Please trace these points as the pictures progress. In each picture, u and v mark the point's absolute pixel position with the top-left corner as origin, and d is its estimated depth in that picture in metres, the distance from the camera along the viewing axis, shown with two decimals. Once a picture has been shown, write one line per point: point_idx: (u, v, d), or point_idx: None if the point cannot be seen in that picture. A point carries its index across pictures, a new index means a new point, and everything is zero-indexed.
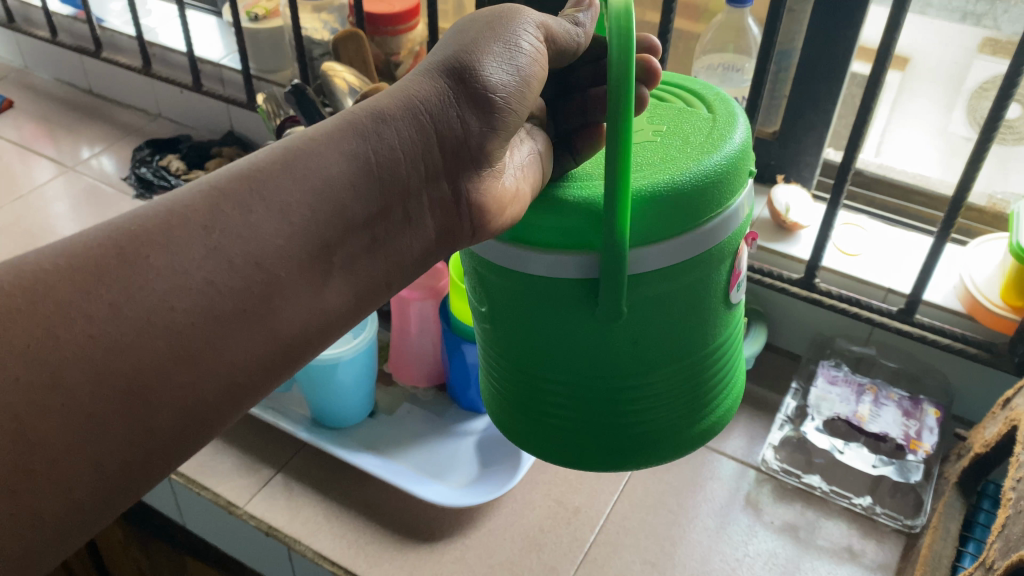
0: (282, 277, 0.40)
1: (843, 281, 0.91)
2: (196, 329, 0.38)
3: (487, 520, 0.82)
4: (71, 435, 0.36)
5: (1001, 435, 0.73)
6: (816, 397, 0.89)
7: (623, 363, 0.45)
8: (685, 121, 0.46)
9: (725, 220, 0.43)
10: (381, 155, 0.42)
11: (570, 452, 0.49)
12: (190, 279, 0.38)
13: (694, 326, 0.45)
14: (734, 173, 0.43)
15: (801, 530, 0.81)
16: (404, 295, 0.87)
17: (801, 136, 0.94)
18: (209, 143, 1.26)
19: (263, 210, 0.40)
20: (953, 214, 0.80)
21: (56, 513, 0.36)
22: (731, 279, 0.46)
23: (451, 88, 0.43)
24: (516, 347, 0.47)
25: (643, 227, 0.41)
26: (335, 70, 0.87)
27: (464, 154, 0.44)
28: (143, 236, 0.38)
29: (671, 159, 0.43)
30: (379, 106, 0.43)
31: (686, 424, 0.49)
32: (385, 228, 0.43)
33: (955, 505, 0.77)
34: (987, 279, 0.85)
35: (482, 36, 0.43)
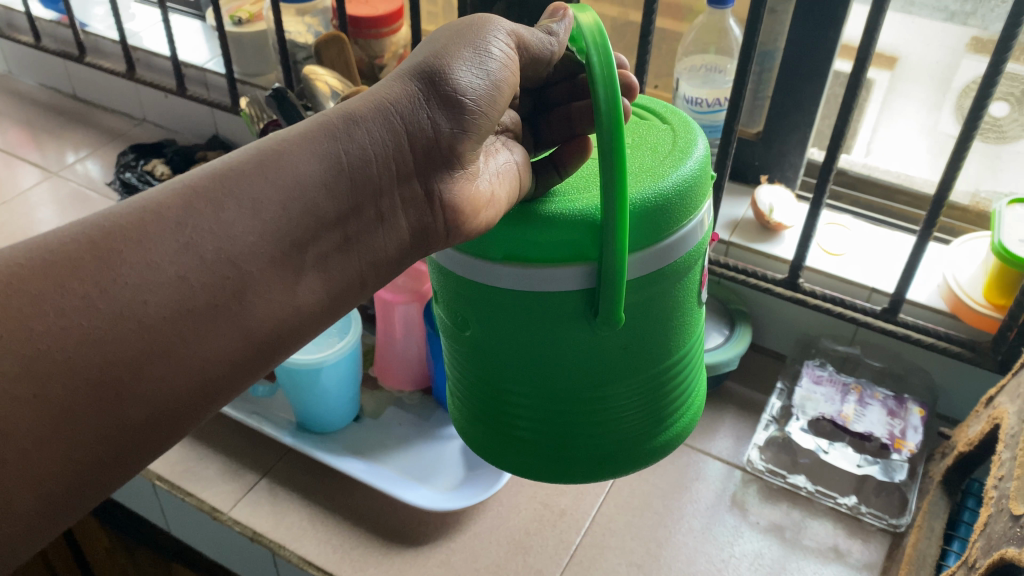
0: (251, 274, 0.40)
1: (827, 281, 0.91)
2: (168, 324, 0.38)
3: (472, 523, 0.82)
4: (43, 427, 0.35)
5: (984, 433, 0.73)
6: (801, 397, 0.89)
7: (594, 370, 0.45)
8: (652, 134, 0.47)
9: (699, 220, 0.45)
10: (351, 157, 0.42)
11: (542, 464, 0.48)
12: (163, 273, 0.38)
13: (664, 332, 0.46)
14: (705, 175, 0.45)
15: (787, 530, 0.81)
16: (388, 299, 0.87)
17: (785, 136, 0.94)
18: (194, 148, 1.25)
19: (235, 207, 0.39)
20: (935, 213, 0.80)
21: (27, 505, 0.36)
22: (700, 280, 0.48)
23: (421, 91, 0.42)
24: (487, 360, 0.46)
25: (633, 234, 0.42)
26: (317, 73, 0.86)
27: (436, 155, 0.43)
28: (116, 230, 0.38)
29: (650, 167, 0.44)
30: (349, 109, 0.42)
31: (654, 430, 0.49)
32: (358, 227, 0.43)
33: (939, 504, 0.77)
34: (970, 278, 0.85)
35: (453, 42, 0.43)
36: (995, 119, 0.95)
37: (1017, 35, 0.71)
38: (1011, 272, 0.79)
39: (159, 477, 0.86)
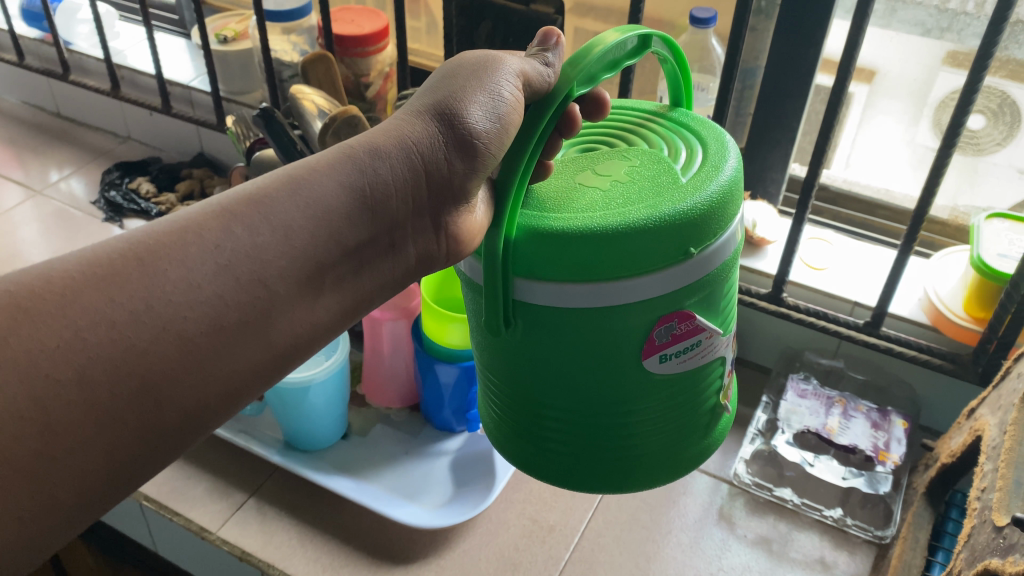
0: (276, 295, 0.43)
1: (811, 295, 0.92)
2: (203, 337, 0.41)
3: (461, 540, 0.82)
4: (89, 427, 0.38)
5: (966, 445, 0.74)
6: (786, 410, 0.90)
7: (521, 374, 0.47)
8: (651, 178, 0.45)
9: (626, 283, 0.43)
10: (374, 190, 0.45)
11: (500, 435, 0.53)
12: (202, 292, 0.41)
13: (586, 370, 0.45)
14: (650, 242, 0.42)
15: (774, 543, 0.82)
16: (376, 316, 0.87)
17: (767, 152, 0.96)
18: (179, 165, 1.26)
19: (269, 233, 0.42)
20: (916, 228, 0.82)
21: (69, 497, 0.39)
22: (645, 343, 0.45)
23: (440, 131, 0.45)
24: (487, 358, 0.49)
25: (537, 263, 0.43)
26: (304, 93, 0.87)
27: (448, 191, 0.46)
28: (157, 248, 0.41)
29: (594, 211, 0.43)
30: (375, 143, 0.45)
31: (586, 457, 0.49)
32: (373, 253, 0.46)
33: (923, 515, 0.78)
34: (950, 292, 0.86)
35: (468, 84, 0.45)
36: (972, 131, 0.96)
37: (993, 52, 0.73)
38: (989, 287, 0.80)
39: (146, 497, 0.85)
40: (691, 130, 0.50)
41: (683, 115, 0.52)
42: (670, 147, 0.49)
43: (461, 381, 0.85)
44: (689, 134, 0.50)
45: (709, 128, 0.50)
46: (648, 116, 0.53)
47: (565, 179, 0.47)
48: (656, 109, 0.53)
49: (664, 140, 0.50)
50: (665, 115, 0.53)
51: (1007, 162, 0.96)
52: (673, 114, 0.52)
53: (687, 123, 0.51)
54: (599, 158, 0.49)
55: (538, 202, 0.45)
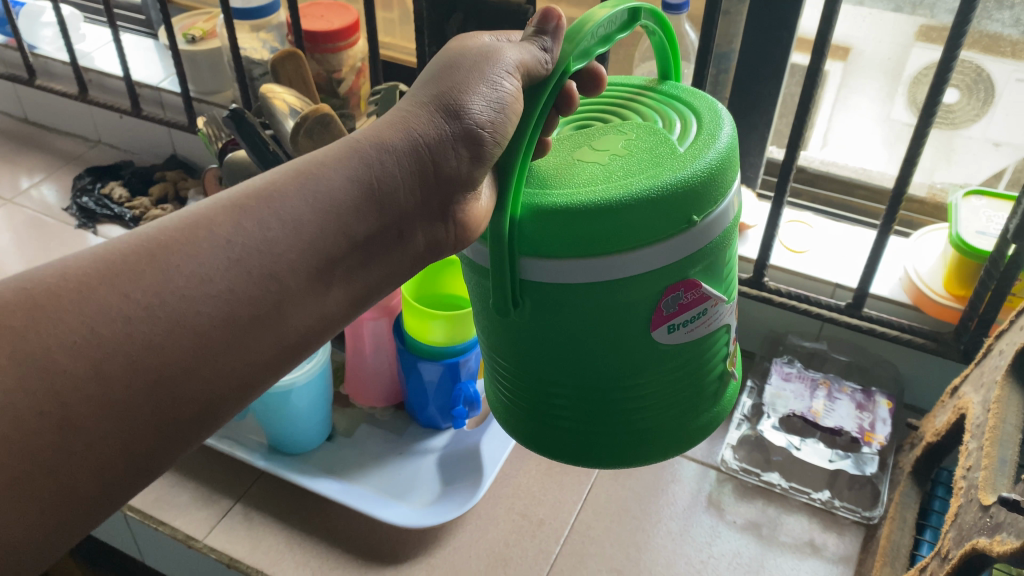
0: (287, 288, 0.42)
1: (791, 278, 0.92)
2: (217, 331, 0.40)
3: (451, 538, 0.82)
4: (107, 420, 0.37)
5: (951, 424, 0.74)
6: (771, 395, 0.90)
7: (528, 354, 0.47)
8: (649, 150, 0.45)
9: (634, 256, 0.42)
10: (382, 182, 0.44)
11: (509, 414, 0.53)
12: (213, 285, 0.40)
13: (596, 345, 0.45)
14: (656, 212, 0.41)
15: (763, 527, 0.82)
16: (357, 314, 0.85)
17: (743, 138, 0.95)
18: (152, 168, 1.25)
19: (279, 227, 0.41)
20: (895, 206, 0.82)
21: (91, 489, 0.38)
22: (652, 314, 0.44)
23: (445, 123, 0.44)
24: (492, 339, 0.49)
25: (542, 240, 0.42)
26: (274, 92, 0.85)
27: (456, 183, 0.45)
28: (167, 244, 0.40)
29: (597, 185, 0.43)
30: (381, 136, 0.44)
31: (598, 433, 0.49)
32: (381, 245, 0.45)
33: (911, 494, 0.78)
34: (930, 270, 0.86)
35: (470, 74, 0.45)
36: (948, 105, 0.96)
37: (967, 30, 0.72)
38: (969, 265, 0.80)
39: (130, 508, 0.84)
40: (682, 101, 0.50)
41: (672, 87, 0.52)
42: (664, 119, 0.48)
43: (445, 378, 0.84)
44: (681, 106, 0.49)
45: (700, 97, 0.49)
46: (636, 90, 0.53)
47: (563, 156, 0.47)
48: (646, 83, 0.53)
49: (656, 112, 0.49)
50: (654, 88, 0.52)
51: (982, 135, 0.97)
52: (663, 87, 0.52)
53: (677, 94, 0.51)
54: (594, 134, 0.48)
55: (538, 181, 0.44)
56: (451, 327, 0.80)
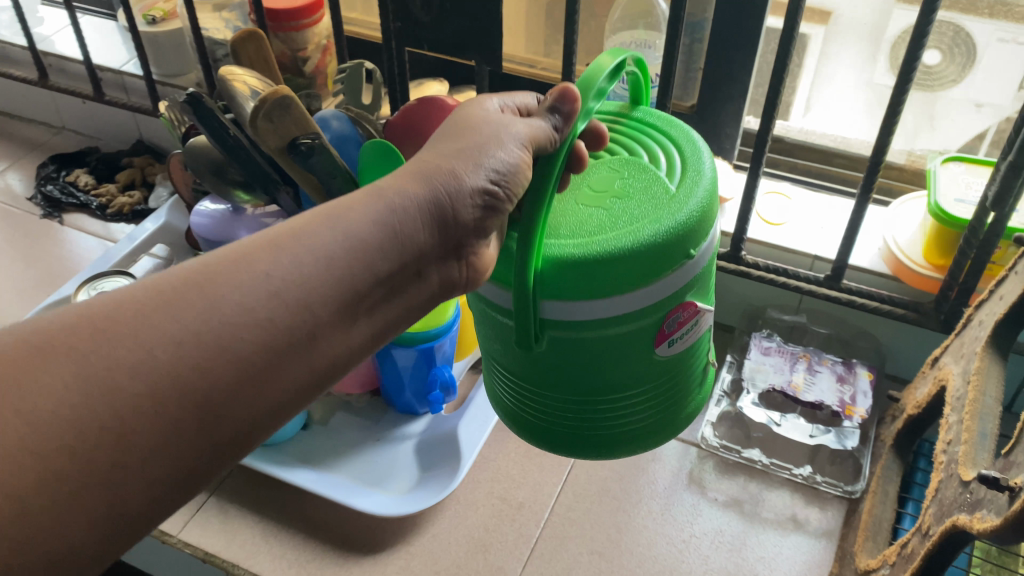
0: (319, 322, 0.40)
1: (768, 252, 0.90)
2: (257, 361, 0.38)
3: (430, 525, 0.81)
4: (157, 439, 0.35)
5: (932, 395, 0.73)
6: (750, 369, 0.89)
7: (541, 376, 0.49)
8: (645, 190, 0.47)
9: (644, 296, 0.45)
10: (406, 226, 0.42)
11: (514, 420, 0.54)
12: (254, 314, 0.38)
13: (605, 366, 0.47)
14: (663, 251, 0.44)
15: (745, 503, 0.82)
16: None
17: (718, 108, 0.94)
18: (118, 154, 1.22)
19: (312, 262, 0.39)
20: (872, 176, 0.80)
21: (138, 506, 0.36)
22: (657, 334, 0.47)
23: (465, 176, 0.44)
24: (502, 359, 0.50)
25: (563, 286, 0.44)
26: (234, 73, 0.81)
27: (470, 230, 0.45)
28: (203, 271, 0.38)
29: (607, 231, 0.44)
30: (403, 183, 0.43)
31: (604, 438, 0.52)
32: (401, 283, 0.43)
33: (892, 467, 0.78)
34: (909, 240, 0.85)
35: (486, 138, 0.45)
36: (929, 67, 0.94)
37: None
38: (949, 234, 0.79)
39: None
40: (657, 130, 0.52)
41: (645, 114, 0.53)
42: (646, 152, 0.50)
43: (419, 363, 0.83)
44: (658, 134, 0.51)
45: (674, 125, 0.52)
46: (610, 117, 0.54)
47: (563, 200, 0.48)
48: (618, 109, 0.54)
49: (636, 143, 0.51)
50: (627, 115, 0.54)
51: (964, 96, 0.95)
52: (635, 113, 0.54)
53: (651, 122, 0.53)
54: (588, 174, 0.50)
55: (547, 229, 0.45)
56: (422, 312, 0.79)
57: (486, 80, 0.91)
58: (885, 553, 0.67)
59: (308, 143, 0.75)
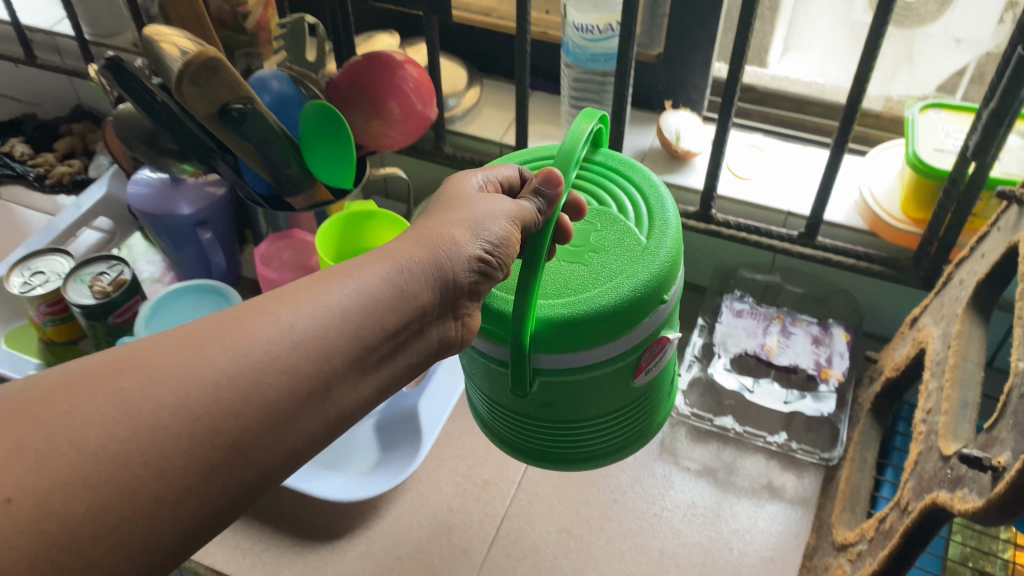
0: (334, 374, 0.39)
1: (739, 208, 0.86)
2: (280, 407, 0.37)
3: (391, 508, 0.77)
4: (189, 470, 0.34)
5: (911, 358, 0.70)
6: (722, 334, 0.85)
7: (532, 411, 0.55)
8: (619, 246, 0.54)
9: (624, 341, 0.52)
10: (412, 285, 0.43)
11: (504, 439, 0.62)
12: (276, 359, 0.37)
13: (592, 396, 0.54)
14: (641, 304, 0.51)
15: (719, 471, 0.79)
16: (274, 278, 0.80)
17: (685, 57, 0.88)
18: (56, 121, 1.15)
19: (325, 313, 0.39)
20: (846, 126, 0.75)
21: (169, 542, 0.34)
22: (636, 369, 0.54)
23: (462, 245, 0.45)
24: (495, 397, 0.57)
25: (555, 344, 0.50)
26: (162, 33, 0.73)
27: (463, 295, 0.46)
28: (211, 325, 0.37)
29: (590, 290, 0.51)
30: (407, 249, 0.44)
31: (588, 452, 0.59)
32: (405, 339, 0.43)
33: (870, 432, 0.75)
34: (887, 191, 0.81)
35: (477, 213, 0.47)
36: (908, 3, 0.87)
37: None
38: (927, 185, 0.74)
39: None
40: (621, 177, 0.59)
41: (607, 159, 0.60)
42: (614, 202, 0.58)
43: None
44: (621, 182, 0.59)
45: (635, 171, 0.59)
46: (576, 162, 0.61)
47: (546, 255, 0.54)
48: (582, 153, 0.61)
49: (602, 193, 0.58)
50: (591, 158, 0.61)
51: (944, 33, 0.89)
52: (598, 157, 0.61)
53: (614, 167, 0.60)
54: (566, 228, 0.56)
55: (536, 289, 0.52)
56: None
57: (436, 32, 0.85)
58: (863, 527, 0.64)
59: (240, 109, 0.70)
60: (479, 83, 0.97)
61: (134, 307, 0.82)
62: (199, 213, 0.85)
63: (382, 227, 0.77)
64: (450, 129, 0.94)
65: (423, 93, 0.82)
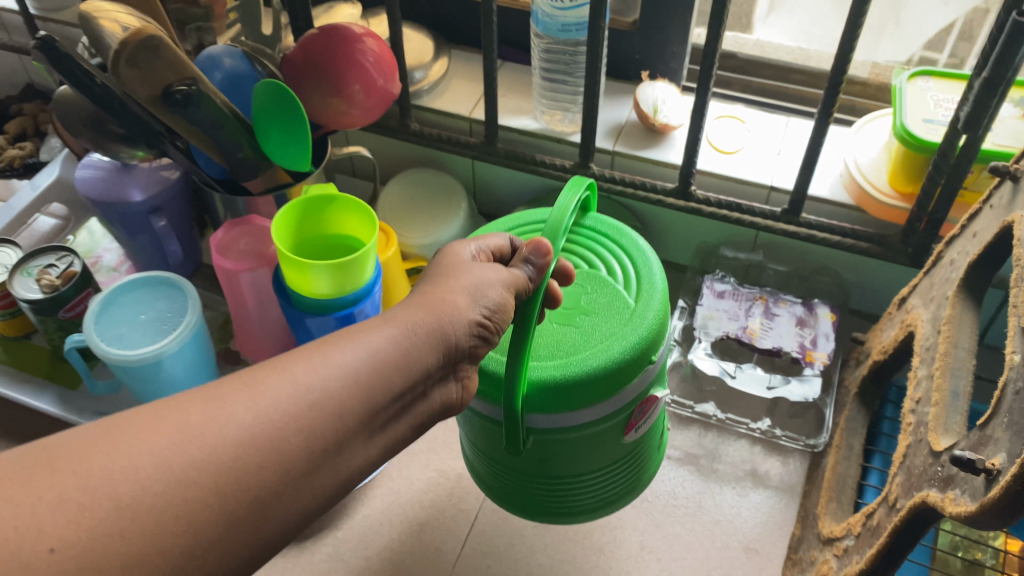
0: (347, 432, 0.37)
1: (721, 184, 0.82)
2: (300, 467, 0.35)
3: (360, 506, 0.74)
4: (210, 533, 0.32)
5: (899, 342, 0.67)
6: (702, 317, 0.82)
7: (527, 465, 0.60)
8: (609, 310, 0.58)
9: (614, 400, 0.56)
10: (418, 346, 0.41)
11: (498, 490, 0.66)
12: (292, 419, 0.35)
13: (584, 450, 0.58)
14: (628, 366, 0.55)
15: (702, 459, 0.77)
16: (229, 268, 0.74)
17: (663, 24, 0.84)
18: (6, 100, 1.10)
19: (341, 374, 0.37)
20: (832, 96, 0.70)
21: None
22: (625, 425, 0.59)
23: (464, 311, 0.44)
24: (492, 452, 0.61)
25: (547, 405, 0.54)
26: (101, 8, 0.68)
27: (463, 359, 0.45)
28: (202, 391, 0.34)
29: (580, 352, 0.55)
30: (414, 315, 0.42)
31: (580, 502, 0.64)
32: (410, 401, 0.41)
33: (857, 418, 0.72)
34: (872, 162, 0.77)
35: (476, 278, 0.47)
36: None
37: None
38: (916, 158, 0.71)
39: None
40: (611, 241, 0.63)
41: (597, 223, 0.65)
42: (604, 266, 0.62)
43: None
44: (612, 247, 0.63)
45: (624, 237, 0.63)
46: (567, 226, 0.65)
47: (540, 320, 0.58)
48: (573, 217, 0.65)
49: (594, 257, 0.63)
50: (581, 222, 0.65)
51: None
52: (588, 221, 0.65)
53: (605, 232, 0.64)
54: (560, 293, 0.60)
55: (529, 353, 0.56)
56: (337, 275, 0.69)
57: (397, 2, 0.80)
58: (849, 522, 0.62)
59: (184, 91, 0.65)
60: (447, 54, 0.92)
61: (85, 301, 0.78)
62: (151, 200, 0.80)
63: (345, 212, 0.73)
64: (417, 104, 0.90)
65: (385, 68, 0.77)
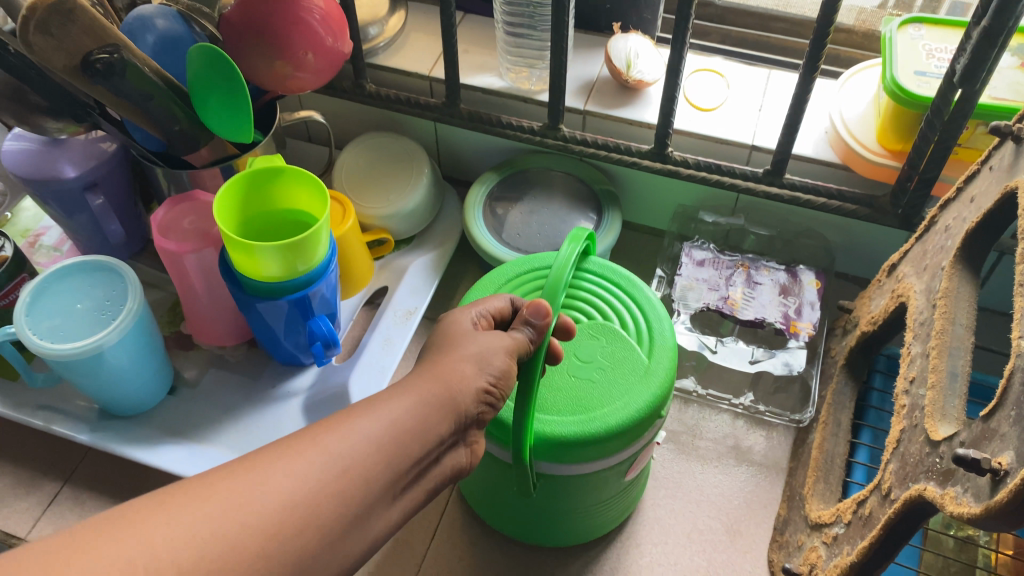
0: (370, 502, 0.37)
1: (698, 144, 0.77)
2: (330, 534, 0.35)
3: None
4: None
5: (889, 313, 0.63)
6: (682, 287, 0.77)
7: (529, 502, 0.60)
8: (621, 364, 0.58)
9: (626, 451, 0.57)
10: (430, 416, 0.40)
11: (495, 519, 0.66)
12: (320, 485, 0.35)
13: (583, 493, 0.59)
14: (639, 424, 0.56)
15: (683, 435, 0.73)
16: (172, 250, 0.67)
17: None
18: None
19: (363, 443, 0.37)
20: (818, 45, 0.64)
21: None
22: (628, 468, 0.59)
23: (469, 381, 0.43)
24: (494, 488, 0.61)
25: (559, 458, 0.55)
26: None
27: (468, 427, 0.44)
28: (211, 480, 0.34)
29: (592, 409, 0.56)
30: (423, 383, 0.41)
31: (576, 534, 0.64)
32: (427, 465, 0.40)
33: (845, 390, 0.68)
34: (858, 117, 0.73)
35: (478, 346, 0.45)
36: None
37: None
38: (907, 113, 0.66)
39: None
40: (621, 290, 0.63)
41: (606, 270, 0.64)
42: (615, 316, 0.62)
43: (292, 315, 0.69)
44: (622, 296, 0.63)
45: (634, 287, 0.63)
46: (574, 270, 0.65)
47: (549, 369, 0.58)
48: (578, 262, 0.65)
49: (603, 306, 0.63)
50: (588, 268, 0.65)
51: None
52: (598, 268, 0.65)
53: (616, 279, 0.64)
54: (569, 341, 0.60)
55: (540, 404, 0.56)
56: (287, 255, 0.63)
57: None
58: (839, 508, 0.58)
59: (105, 60, 0.59)
60: (404, 6, 0.85)
61: (19, 288, 0.72)
62: (87, 175, 0.73)
63: (294, 182, 0.67)
64: (372, 62, 0.83)
65: (333, 26, 0.71)
